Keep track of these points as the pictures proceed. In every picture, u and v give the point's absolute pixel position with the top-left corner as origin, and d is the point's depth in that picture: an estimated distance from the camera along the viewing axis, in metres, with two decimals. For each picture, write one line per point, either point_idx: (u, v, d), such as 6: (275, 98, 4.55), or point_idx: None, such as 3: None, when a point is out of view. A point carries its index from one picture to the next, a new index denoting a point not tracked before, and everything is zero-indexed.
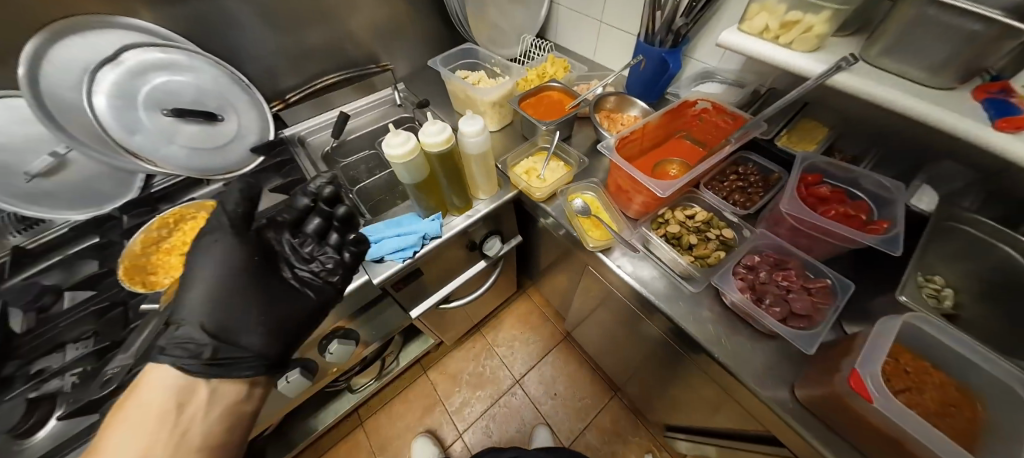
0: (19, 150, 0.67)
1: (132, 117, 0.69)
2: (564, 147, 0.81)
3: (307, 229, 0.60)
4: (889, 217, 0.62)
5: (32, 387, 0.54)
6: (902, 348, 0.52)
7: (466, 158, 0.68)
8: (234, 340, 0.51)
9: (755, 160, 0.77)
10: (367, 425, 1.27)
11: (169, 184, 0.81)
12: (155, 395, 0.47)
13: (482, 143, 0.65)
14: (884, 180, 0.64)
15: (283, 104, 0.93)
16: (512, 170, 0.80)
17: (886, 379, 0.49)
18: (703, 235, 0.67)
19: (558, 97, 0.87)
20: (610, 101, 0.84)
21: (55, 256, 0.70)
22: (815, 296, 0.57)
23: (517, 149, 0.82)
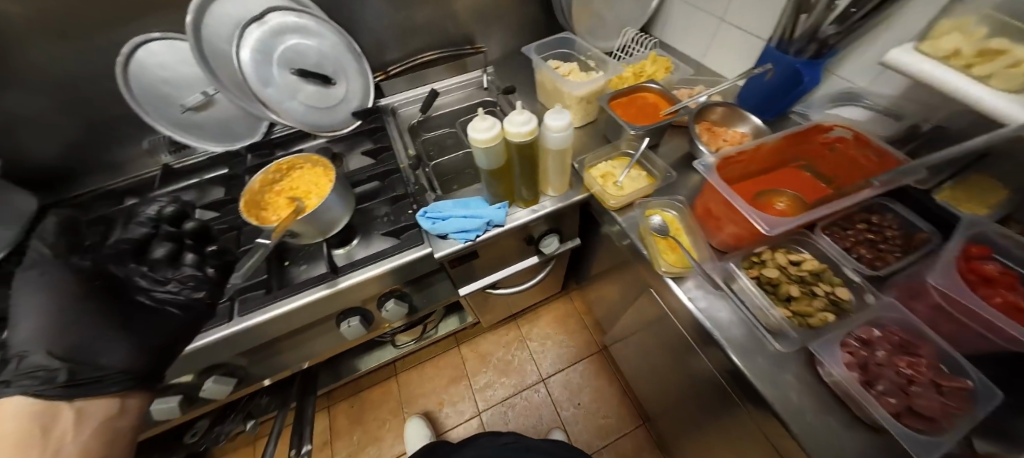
0: (180, 86, 0.79)
1: (266, 71, 0.77)
2: (651, 156, 0.74)
3: (154, 255, 0.62)
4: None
5: None
6: None
7: (545, 153, 0.65)
8: (94, 360, 0.50)
9: (897, 210, 0.63)
10: (399, 378, 1.35)
11: (287, 134, 0.92)
12: (1, 430, 0.43)
13: (564, 138, 0.61)
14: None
15: (384, 75, 0.98)
16: (588, 171, 0.75)
17: None
18: (807, 289, 0.56)
19: (653, 99, 0.78)
20: (716, 111, 0.74)
21: (194, 178, 0.85)
22: (948, 399, 0.44)
23: (598, 150, 0.77)
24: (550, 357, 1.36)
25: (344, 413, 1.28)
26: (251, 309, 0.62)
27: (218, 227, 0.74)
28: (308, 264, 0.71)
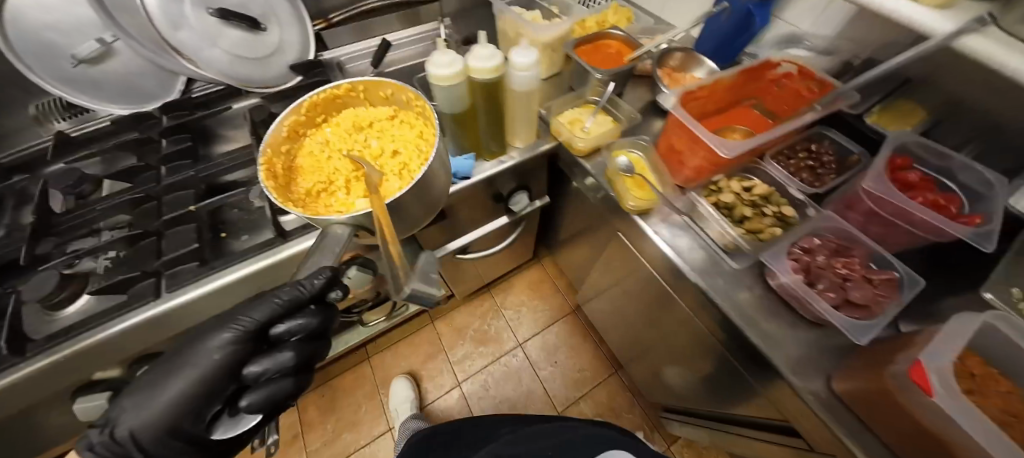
0: (66, 31, 0.66)
1: (177, 10, 0.66)
2: (617, 101, 0.73)
3: None
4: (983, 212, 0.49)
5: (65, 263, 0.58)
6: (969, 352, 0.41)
7: (510, 95, 0.65)
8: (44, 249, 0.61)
9: (833, 137, 0.64)
10: (373, 360, 1.23)
11: (210, 92, 0.80)
12: None
13: (531, 80, 0.62)
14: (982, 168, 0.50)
15: (326, 24, 0.85)
16: (555, 119, 0.72)
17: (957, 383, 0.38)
18: (758, 209, 0.57)
19: (616, 47, 0.78)
20: (676, 57, 0.74)
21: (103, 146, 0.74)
22: (875, 287, 0.49)
23: (563, 98, 0.75)
24: (526, 323, 1.29)
25: (317, 403, 1.15)
26: (181, 283, 0.58)
27: (125, 199, 0.64)
28: (248, 234, 0.68)
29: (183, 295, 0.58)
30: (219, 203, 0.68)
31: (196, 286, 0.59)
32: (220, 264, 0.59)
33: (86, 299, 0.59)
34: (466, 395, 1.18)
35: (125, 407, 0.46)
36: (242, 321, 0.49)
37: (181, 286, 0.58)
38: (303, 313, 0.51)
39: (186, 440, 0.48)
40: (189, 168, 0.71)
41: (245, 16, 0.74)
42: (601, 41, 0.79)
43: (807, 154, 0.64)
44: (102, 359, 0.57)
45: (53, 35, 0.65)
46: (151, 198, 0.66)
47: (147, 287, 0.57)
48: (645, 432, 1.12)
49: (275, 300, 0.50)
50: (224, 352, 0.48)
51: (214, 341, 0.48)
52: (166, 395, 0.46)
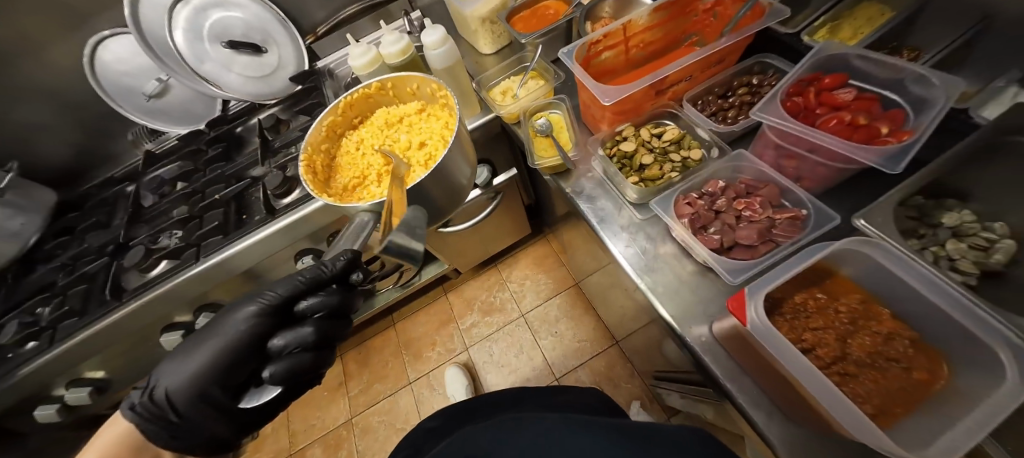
0: (139, 77, 0.94)
1: (201, 49, 0.91)
2: (548, 63, 0.74)
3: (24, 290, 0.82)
4: (918, 126, 0.41)
5: (149, 241, 0.82)
6: (841, 284, 0.37)
7: (436, 73, 0.71)
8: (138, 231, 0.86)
9: (775, 64, 0.56)
10: (397, 326, 1.37)
11: (241, 108, 1.03)
12: None
13: (444, 56, 0.68)
14: (927, 72, 0.41)
15: (314, 37, 1.04)
16: (488, 91, 0.75)
17: (801, 313, 0.35)
18: (663, 156, 0.54)
19: (554, 7, 0.78)
20: (608, 7, 0.71)
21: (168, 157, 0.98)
22: (774, 226, 0.44)
23: (501, 67, 0.78)
24: (530, 294, 1.30)
25: (353, 358, 1.34)
26: (212, 252, 0.78)
27: (182, 195, 0.88)
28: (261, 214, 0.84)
29: (213, 259, 0.77)
30: (239, 191, 0.87)
31: (220, 252, 0.77)
32: (233, 236, 0.77)
33: (161, 268, 0.79)
34: (472, 361, 1.24)
35: (169, 366, 0.45)
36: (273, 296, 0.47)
37: (212, 253, 0.77)
38: (324, 291, 0.44)
39: (217, 408, 0.45)
40: (221, 168, 0.94)
41: (249, 43, 0.95)
42: (539, 4, 0.79)
43: (747, 88, 0.55)
44: (166, 308, 0.79)
45: (132, 80, 0.93)
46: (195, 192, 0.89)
47: (189, 255, 0.77)
48: (643, 402, 1.06)
49: (298, 277, 0.45)
50: (248, 324, 0.45)
51: (242, 314, 0.45)
52: (197, 360, 0.45)
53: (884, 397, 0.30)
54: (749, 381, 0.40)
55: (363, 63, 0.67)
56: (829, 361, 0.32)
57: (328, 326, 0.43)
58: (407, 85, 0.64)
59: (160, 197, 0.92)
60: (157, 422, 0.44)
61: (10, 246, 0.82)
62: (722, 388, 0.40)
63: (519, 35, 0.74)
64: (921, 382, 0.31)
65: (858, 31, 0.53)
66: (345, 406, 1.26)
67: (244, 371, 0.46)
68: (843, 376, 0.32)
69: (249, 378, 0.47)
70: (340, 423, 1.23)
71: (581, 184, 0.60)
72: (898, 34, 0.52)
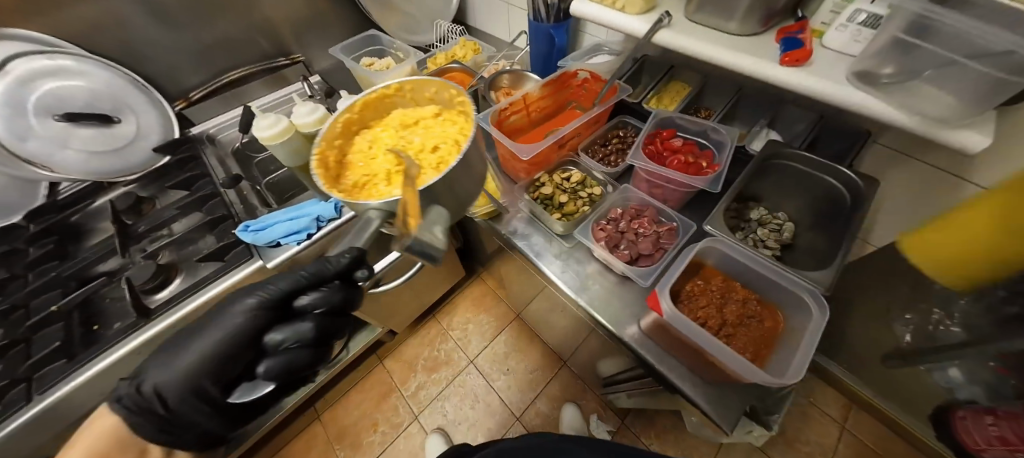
0: None
1: (22, 124, 0.73)
2: None
3: None
4: (721, 161, 0.64)
5: None
6: (711, 272, 0.53)
7: None
8: None
9: (633, 123, 0.77)
10: (326, 414, 1.20)
11: (77, 191, 0.84)
12: None
13: None
14: (718, 126, 0.65)
15: (186, 103, 0.93)
16: None
17: (694, 298, 0.50)
18: (575, 194, 0.68)
19: (459, 77, 0.90)
20: (505, 79, 0.85)
21: None
22: (660, 237, 0.61)
23: None
24: (474, 338, 1.30)
25: None
26: (52, 384, 0.60)
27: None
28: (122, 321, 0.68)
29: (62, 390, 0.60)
30: (85, 295, 0.68)
31: (76, 376, 0.61)
32: (81, 360, 0.60)
33: None
34: (426, 427, 1.15)
35: (157, 358, 0.40)
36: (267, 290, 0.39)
37: (52, 384, 0.59)
38: (328, 286, 0.38)
39: (212, 404, 0.41)
40: (56, 268, 0.73)
41: (95, 114, 0.80)
42: (445, 75, 0.90)
43: (618, 138, 0.75)
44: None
45: None
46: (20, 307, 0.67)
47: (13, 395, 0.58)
48: (600, 414, 1.13)
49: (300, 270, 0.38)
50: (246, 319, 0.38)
51: (238, 306, 0.39)
52: (193, 351, 0.39)
53: (753, 342, 0.46)
54: (672, 359, 0.54)
55: (274, 133, 0.66)
56: (717, 329, 0.47)
57: (332, 325, 0.38)
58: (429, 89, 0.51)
59: None
60: (147, 415, 0.40)
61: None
62: (659, 369, 0.53)
63: None
64: (771, 328, 0.48)
65: (674, 99, 0.78)
66: None
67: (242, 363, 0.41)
68: (728, 336, 0.47)
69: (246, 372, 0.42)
70: None
71: (515, 225, 0.69)
72: (696, 99, 0.78)
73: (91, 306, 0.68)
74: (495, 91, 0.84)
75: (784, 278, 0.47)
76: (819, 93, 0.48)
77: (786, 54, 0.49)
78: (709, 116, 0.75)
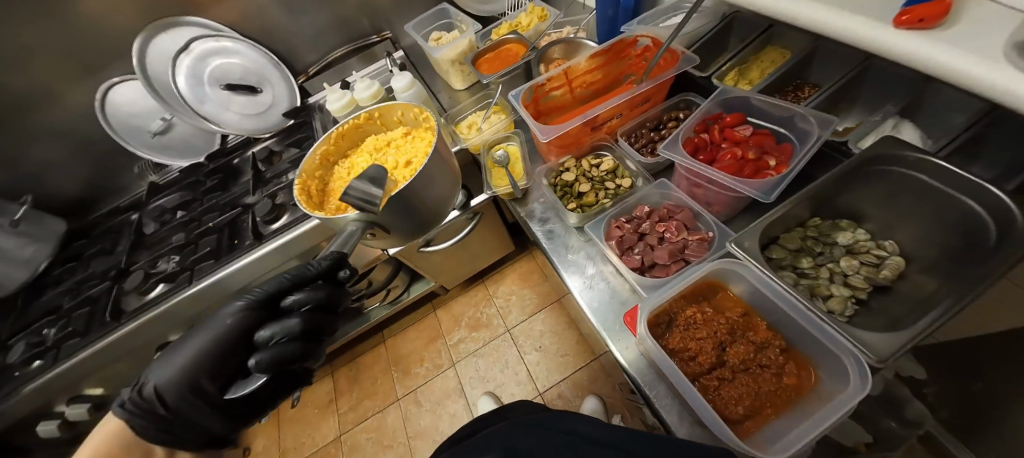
0: (146, 117, 1.04)
1: (201, 91, 1.01)
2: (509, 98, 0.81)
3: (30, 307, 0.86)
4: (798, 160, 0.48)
5: (148, 266, 0.84)
6: (729, 301, 0.44)
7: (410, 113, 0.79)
8: (140, 253, 0.89)
9: (697, 102, 0.63)
10: (387, 341, 1.40)
11: (239, 141, 1.08)
12: None
13: (415, 96, 0.76)
14: (807, 112, 0.49)
15: (305, 76, 1.14)
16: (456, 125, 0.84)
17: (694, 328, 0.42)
18: (600, 184, 0.61)
19: (514, 49, 0.87)
20: (557, 51, 0.80)
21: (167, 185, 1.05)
22: (687, 249, 0.50)
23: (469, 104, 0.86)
24: (515, 310, 1.33)
25: (344, 377, 1.37)
26: (203, 275, 0.78)
27: (179, 223, 0.91)
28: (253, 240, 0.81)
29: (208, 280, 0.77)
30: (232, 218, 0.88)
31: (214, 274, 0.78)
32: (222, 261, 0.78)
33: (159, 288, 0.80)
34: (460, 379, 1.25)
35: (155, 364, 0.47)
36: (252, 294, 0.46)
37: (206, 275, 0.78)
38: (310, 286, 0.46)
39: (207, 400, 0.47)
40: (217, 196, 0.97)
41: (244, 84, 1.04)
42: (502, 47, 0.89)
43: (675, 121, 0.62)
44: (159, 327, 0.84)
45: (140, 120, 1.04)
46: (195, 219, 0.92)
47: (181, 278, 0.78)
48: (625, 415, 1.06)
49: (285, 275, 0.47)
50: (235, 318, 0.46)
51: (227, 309, 0.46)
52: (189, 353, 0.46)
53: (756, 399, 0.37)
54: (664, 387, 0.44)
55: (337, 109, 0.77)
56: (708, 368, 0.39)
57: (316, 318, 0.44)
58: (394, 115, 0.73)
59: (162, 223, 0.96)
60: (148, 416, 0.45)
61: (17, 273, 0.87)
62: (642, 394, 0.44)
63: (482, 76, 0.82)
64: (792, 386, 0.38)
65: (763, 72, 0.62)
66: (334, 424, 1.28)
67: (234, 361, 0.48)
68: (721, 381, 0.39)
69: (237, 371, 0.49)
70: (337, 438, 1.25)
71: (534, 208, 0.66)
72: (797, 72, 0.60)
73: (233, 225, 0.88)
74: (545, 64, 0.79)
75: (818, 326, 0.37)
76: (948, 71, 0.31)
77: (902, 10, 0.33)
78: (810, 94, 0.58)
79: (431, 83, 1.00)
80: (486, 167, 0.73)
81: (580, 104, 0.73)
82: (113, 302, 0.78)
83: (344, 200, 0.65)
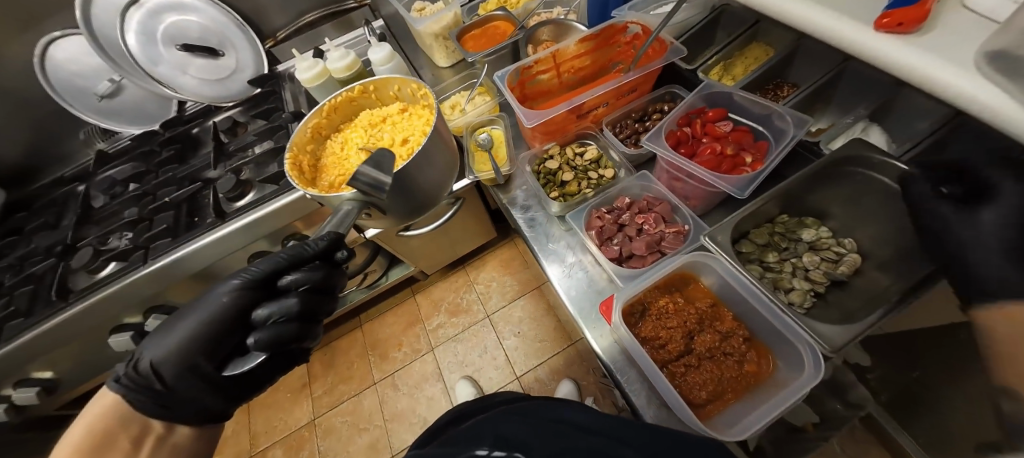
0: (90, 76, 0.94)
1: (153, 51, 0.91)
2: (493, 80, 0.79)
3: None
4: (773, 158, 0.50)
5: (98, 242, 0.78)
6: (699, 292, 0.46)
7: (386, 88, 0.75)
8: (87, 228, 0.83)
9: (682, 95, 0.63)
10: (364, 327, 1.39)
11: (199, 109, 1.01)
12: None
13: (392, 71, 0.72)
14: (785, 111, 0.50)
15: (273, 42, 1.06)
16: (439, 105, 0.81)
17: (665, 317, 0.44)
18: (582, 173, 0.61)
19: (501, 27, 0.84)
20: (545, 32, 0.78)
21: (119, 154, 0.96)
22: (663, 241, 0.51)
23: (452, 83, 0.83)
24: (495, 296, 1.34)
25: (320, 359, 1.35)
26: (161, 253, 0.74)
27: (131, 196, 0.85)
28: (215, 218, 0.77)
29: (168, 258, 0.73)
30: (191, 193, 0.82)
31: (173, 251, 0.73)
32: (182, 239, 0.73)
33: (110, 267, 0.75)
34: (438, 362, 1.27)
35: (151, 339, 0.46)
36: (248, 270, 0.45)
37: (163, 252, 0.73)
38: (307, 266, 0.44)
39: (205, 379, 0.45)
40: (175, 169, 0.90)
41: (204, 46, 0.95)
42: (487, 24, 0.85)
43: (660, 114, 0.62)
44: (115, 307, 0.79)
45: (83, 80, 0.94)
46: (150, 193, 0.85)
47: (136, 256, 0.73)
48: (598, 399, 1.10)
49: (281, 254, 0.45)
50: (230, 297, 0.45)
51: (222, 287, 0.45)
52: (183, 330, 0.44)
53: (718, 385, 0.39)
54: (634, 373, 0.45)
55: (309, 76, 0.70)
56: (676, 355, 0.41)
57: (312, 300, 0.43)
58: (389, 90, 0.70)
59: (112, 196, 0.89)
60: (143, 393, 0.44)
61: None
62: (614, 379, 0.46)
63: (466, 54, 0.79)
64: (752, 373, 0.40)
65: (747, 68, 0.63)
66: (309, 406, 1.27)
67: (231, 341, 0.47)
68: (687, 368, 0.41)
69: (234, 350, 0.48)
70: (312, 420, 1.24)
71: (517, 195, 0.65)
72: (778, 72, 0.61)
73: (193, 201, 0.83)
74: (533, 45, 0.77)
75: (780, 319, 0.39)
76: (921, 77, 0.32)
77: (884, 12, 0.34)
78: (790, 94, 0.59)
79: (412, 58, 0.95)
80: (468, 151, 0.71)
81: (566, 90, 0.72)
82: (57, 280, 0.73)
83: (339, 177, 0.63)
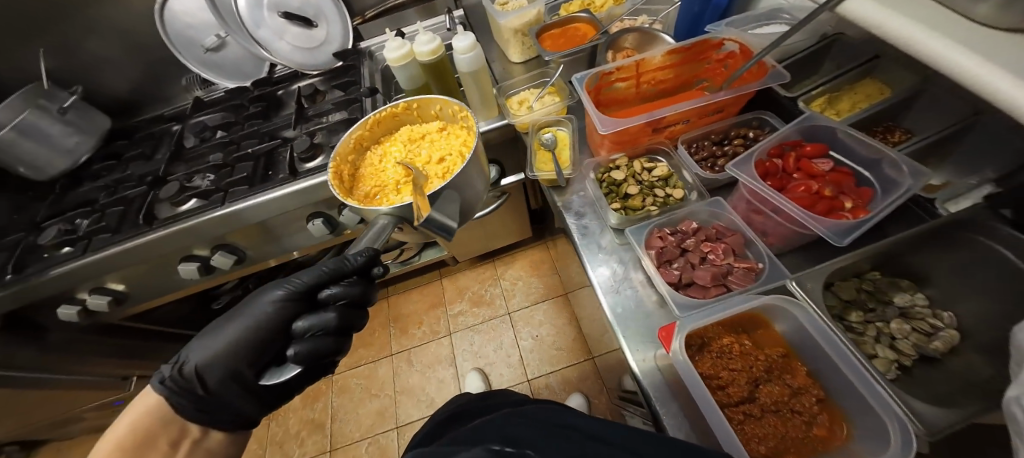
0: (202, 31, 1.04)
1: (258, 14, 0.98)
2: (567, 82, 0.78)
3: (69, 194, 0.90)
4: (876, 207, 0.45)
5: (185, 179, 0.86)
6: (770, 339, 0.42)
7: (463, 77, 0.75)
8: (176, 165, 0.91)
9: (771, 123, 0.59)
10: (390, 299, 1.43)
11: (287, 73, 1.08)
12: None
13: (473, 61, 0.72)
14: (900, 158, 0.44)
15: (361, 19, 1.12)
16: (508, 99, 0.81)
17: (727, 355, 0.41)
18: (649, 190, 0.58)
19: (582, 30, 0.83)
20: (629, 40, 0.75)
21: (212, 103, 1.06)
22: (731, 276, 0.48)
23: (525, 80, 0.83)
24: (519, 294, 1.33)
25: None
26: (236, 199, 0.80)
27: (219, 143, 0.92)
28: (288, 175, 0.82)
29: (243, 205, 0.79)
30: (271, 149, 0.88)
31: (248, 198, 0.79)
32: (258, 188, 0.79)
33: (192, 203, 0.83)
34: (454, 349, 1.27)
35: (197, 344, 0.49)
36: (293, 282, 0.49)
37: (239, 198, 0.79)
38: (347, 281, 0.46)
39: (244, 386, 0.48)
40: (258, 124, 0.98)
41: (301, 16, 1.01)
42: (569, 25, 0.84)
43: (743, 140, 0.58)
44: None
45: (195, 33, 1.04)
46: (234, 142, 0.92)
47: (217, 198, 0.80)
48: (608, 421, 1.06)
49: (322, 268, 0.47)
50: (273, 308, 0.48)
51: (267, 297, 0.48)
52: (228, 338, 0.47)
53: (779, 440, 0.36)
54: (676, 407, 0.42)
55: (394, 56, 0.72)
56: (736, 399, 0.38)
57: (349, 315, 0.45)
58: (432, 107, 0.70)
59: (202, 139, 0.97)
60: (184, 397, 0.46)
61: (60, 161, 0.90)
62: (654, 410, 0.42)
63: (544, 52, 0.78)
64: (820, 436, 0.36)
65: (854, 105, 0.58)
66: None
67: (271, 349, 0.49)
68: (746, 415, 0.37)
69: (273, 358, 0.50)
70: (328, 377, 1.29)
71: (573, 200, 0.63)
72: (885, 113, 0.56)
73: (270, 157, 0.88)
74: (614, 51, 0.75)
75: (869, 385, 0.34)
76: None
77: None
78: (899, 140, 0.53)
79: (487, 50, 0.96)
80: (533, 149, 0.70)
81: (643, 101, 0.69)
82: (147, 206, 0.81)
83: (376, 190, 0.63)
